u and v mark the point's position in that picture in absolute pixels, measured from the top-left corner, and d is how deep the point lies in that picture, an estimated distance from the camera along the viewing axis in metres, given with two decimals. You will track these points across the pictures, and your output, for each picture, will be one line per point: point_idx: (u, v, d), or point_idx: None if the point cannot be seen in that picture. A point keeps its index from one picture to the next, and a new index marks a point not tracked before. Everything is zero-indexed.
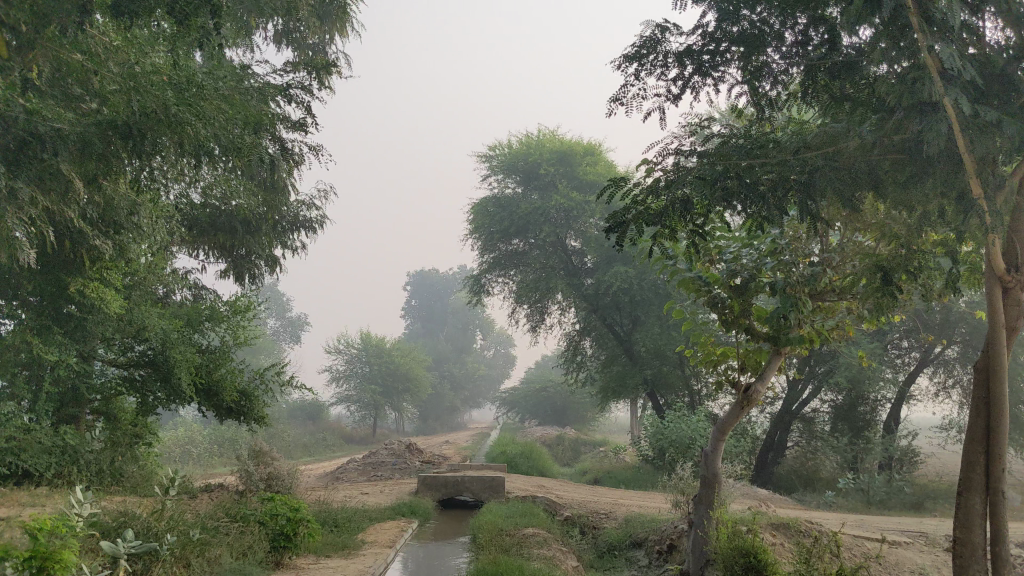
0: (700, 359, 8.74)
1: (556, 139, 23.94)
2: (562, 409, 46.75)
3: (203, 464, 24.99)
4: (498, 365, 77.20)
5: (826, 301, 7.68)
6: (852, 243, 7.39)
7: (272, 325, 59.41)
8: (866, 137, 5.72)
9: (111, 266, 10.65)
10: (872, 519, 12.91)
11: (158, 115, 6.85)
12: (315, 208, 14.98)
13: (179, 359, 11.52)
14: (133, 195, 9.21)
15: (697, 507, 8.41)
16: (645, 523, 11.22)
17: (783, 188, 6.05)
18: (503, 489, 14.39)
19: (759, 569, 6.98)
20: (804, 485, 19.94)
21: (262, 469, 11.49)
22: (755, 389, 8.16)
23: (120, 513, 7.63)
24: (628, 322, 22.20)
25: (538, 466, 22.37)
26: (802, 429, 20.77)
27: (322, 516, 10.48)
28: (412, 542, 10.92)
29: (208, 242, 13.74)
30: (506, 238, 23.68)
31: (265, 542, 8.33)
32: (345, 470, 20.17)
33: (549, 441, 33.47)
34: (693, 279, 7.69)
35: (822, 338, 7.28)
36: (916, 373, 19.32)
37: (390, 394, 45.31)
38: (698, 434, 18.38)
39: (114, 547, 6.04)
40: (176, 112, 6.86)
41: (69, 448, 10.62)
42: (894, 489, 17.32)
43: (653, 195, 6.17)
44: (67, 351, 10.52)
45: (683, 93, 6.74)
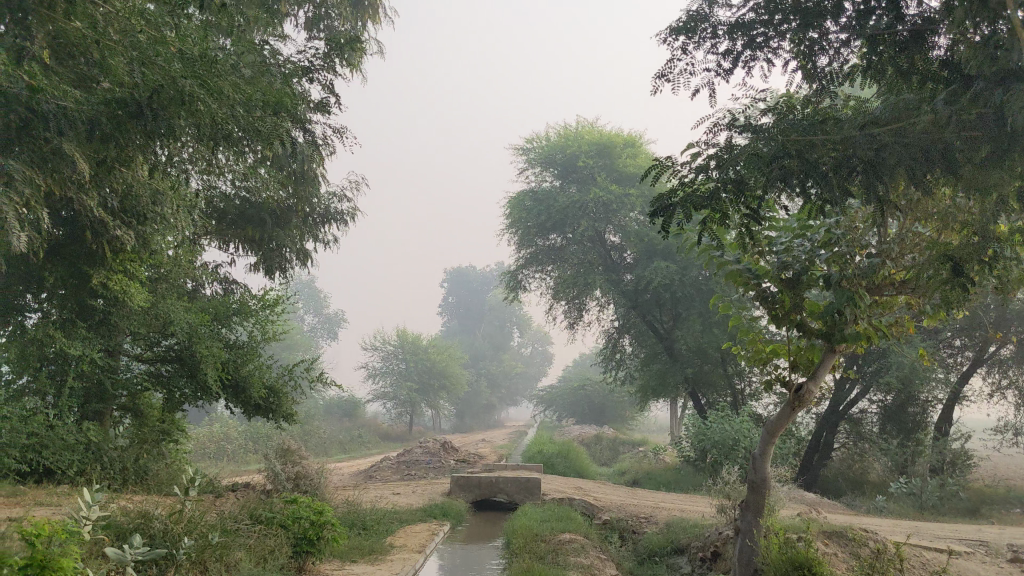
0: (748, 357, 8.19)
1: (596, 132, 23.44)
2: (601, 408, 46.12)
3: (238, 461, 24.90)
4: (536, 363, 76.76)
5: (885, 294, 7.18)
6: (912, 233, 6.97)
7: (310, 322, 59.45)
8: (941, 110, 5.14)
9: (135, 259, 10.14)
10: (927, 527, 12.21)
11: (166, 90, 6.48)
12: (347, 200, 14.61)
13: (205, 353, 11.20)
14: (156, 184, 8.91)
15: (743, 513, 7.81)
16: (687, 528, 10.67)
17: (845, 168, 5.47)
18: (539, 491, 13.89)
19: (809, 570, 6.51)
20: (852, 489, 19.21)
21: (290, 468, 11.13)
22: (806, 389, 7.55)
23: (137, 514, 7.26)
24: (669, 319, 21.64)
25: (576, 465, 21.91)
26: (849, 430, 20.03)
27: (350, 517, 10.11)
28: (443, 545, 10.49)
29: (237, 236, 13.46)
30: (543, 233, 23.24)
31: (288, 545, 7.95)
32: (379, 468, 19.88)
33: (587, 440, 32.82)
34: (740, 271, 7.26)
35: (878, 335, 6.81)
36: (970, 373, 18.53)
37: (427, 391, 44.98)
38: (741, 435, 17.78)
39: (121, 554, 5.62)
40: (185, 86, 6.49)
41: (93, 444, 10.39)
42: (949, 495, 16.56)
43: (704, 176, 5.71)
44: (90, 345, 10.28)
45: (734, 69, 6.18)
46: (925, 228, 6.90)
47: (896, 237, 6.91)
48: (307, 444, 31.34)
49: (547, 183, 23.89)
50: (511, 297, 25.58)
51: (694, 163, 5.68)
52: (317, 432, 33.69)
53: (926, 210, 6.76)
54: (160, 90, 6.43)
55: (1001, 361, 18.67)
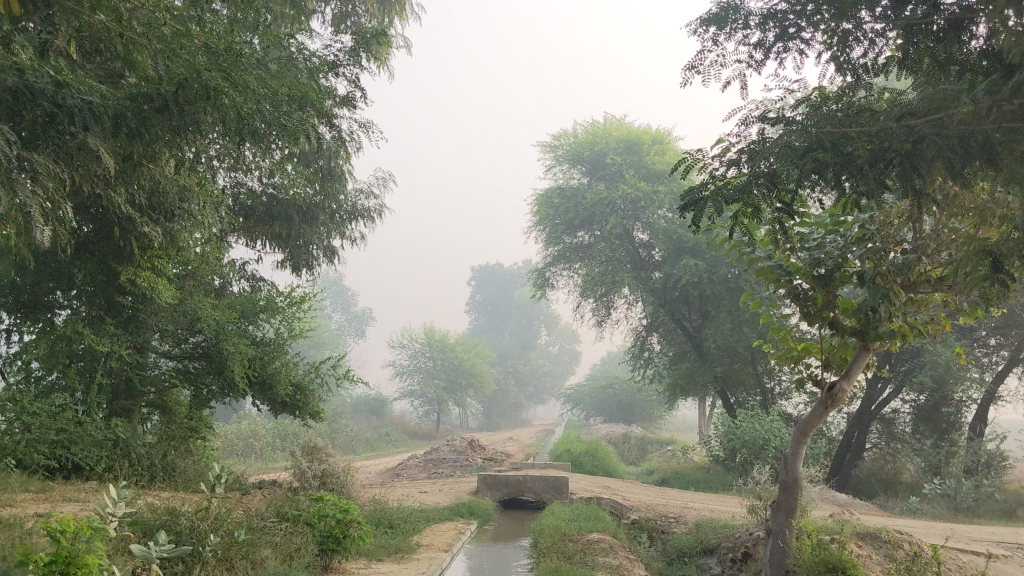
0: (779, 355, 8.04)
1: (624, 128, 23.29)
2: (629, 406, 45.90)
3: (267, 458, 25.02)
4: (564, 361, 76.62)
5: (920, 292, 7.09)
6: (948, 229, 6.82)
7: (338, 320, 59.72)
8: (981, 101, 4.90)
9: (163, 255, 10.13)
10: (963, 529, 11.98)
11: (191, 85, 6.40)
12: (374, 197, 14.58)
13: (231, 350, 11.20)
14: (183, 182, 8.91)
15: (775, 514, 7.67)
16: (717, 529, 10.53)
17: (882, 160, 5.28)
18: (567, 490, 13.77)
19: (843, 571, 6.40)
20: (884, 489, 18.92)
21: (316, 465, 11.09)
22: (839, 388, 7.40)
23: (163, 511, 7.24)
24: (698, 317, 21.47)
25: (603, 464, 21.78)
26: (881, 430, 19.73)
27: (377, 516, 10.06)
28: (470, 544, 10.41)
29: (265, 233, 13.47)
30: (571, 230, 23.14)
31: (314, 543, 7.90)
32: (407, 466, 19.88)
33: (614, 439, 32.65)
34: (771, 268, 7.13)
35: (914, 334, 6.68)
36: (1006, 372, 18.18)
37: (454, 389, 44.99)
38: (771, 435, 17.58)
39: (146, 550, 5.58)
40: (210, 78, 6.40)
41: (121, 440, 10.42)
42: (984, 497, 16.24)
43: (736, 168, 5.61)
44: (119, 342, 10.31)
45: (766, 60, 6.01)
46: (961, 224, 6.73)
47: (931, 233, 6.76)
48: (334, 441, 31.45)
49: (575, 180, 23.79)
50: (538, 296, 25.49)
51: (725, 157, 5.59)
52: (345, 429, 33.80)
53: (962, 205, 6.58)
54: (186, 85, 6.39)
55: None
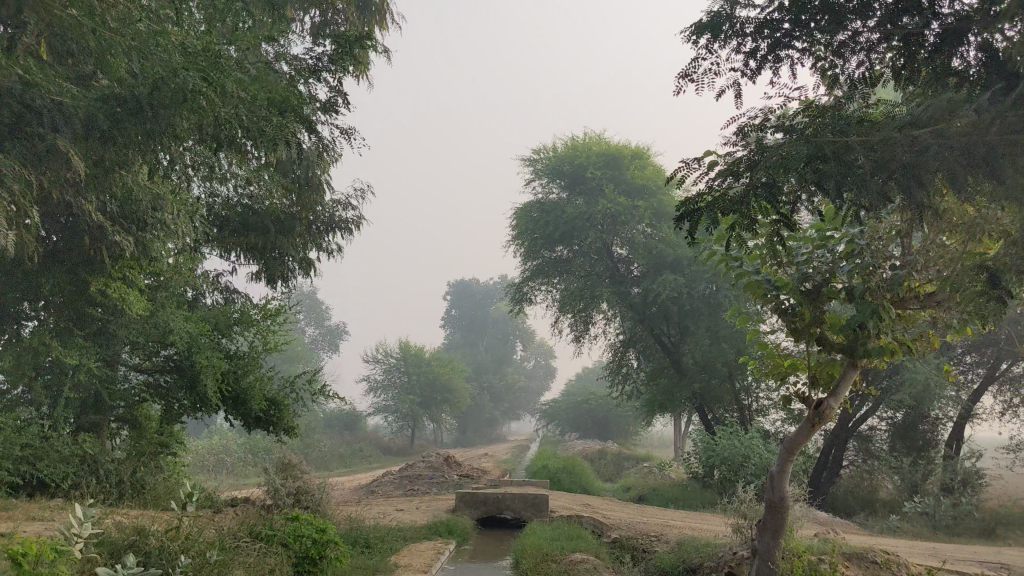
0: (766, 372, 7.86)
1: (603, 143, 23.08)
2: (604, 422, 45.79)
3: (237, 474, 24.59)
4: (538, 377, 76.52)
5: (908, 308, 6.90)
6: (936, 245, 6.69)
7: (311, 333, 59.19)
8: (986, 111, 4.84)
9: (135, 264, 9.76)
10: (946, 548, 11.89)
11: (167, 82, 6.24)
12: (352, 208, 14.30)
13: (204, 364, 10.87)
14: (155, 190, 8.68)
15: (761, 534, 7.47)
16: (699, 547, 10.35)
17: (885, 171, 5.17)
18: (546, 508, 13.54)
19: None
20: (862, 507, 18.85)
21: (291, 482, 10.82)
22: (826, 405, 7.16)
23: (132, 530, 6.96)
24: (676, 333, 21.39)
25: (581, 481, 21.56)
26: (859, 447, 19.79)
27: (353, 535, 9.83)
28: (448, 565, 10.16)
29: (239, 244, 13.18)
30: (550, 245, 22.93)
31: (288, 564, 7.62)
32: (382, 483, 19.56)
33: (590, 455, 32.43)
34: (759, 283, 6.92)
35: (903, 351, 6.52)
36: (982, 390, 18.20)
37: (429, 405, 44.60)
38: (751, 452, 17.45)
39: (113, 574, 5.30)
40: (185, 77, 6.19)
41: (88, 456, 10.14)
42: (963, 515, 16.17)
43: (733, 177, 5.35)
44: (88, 355, 9.97)
45: (761, 68, 5.83)
46: (949, 240, 6.68)
47: (920, 248, 6.70)
48: (307, 457, 31.01)
49: (554, 194, 23.60)
50: (515, 311, 25.26)
51: (713, 168, 5.31)
52: (318, 445, 33.37)
53: (951, 221, 6.52)
54: (161, 85, 6.25)
55: (1013, 378, 18.36)
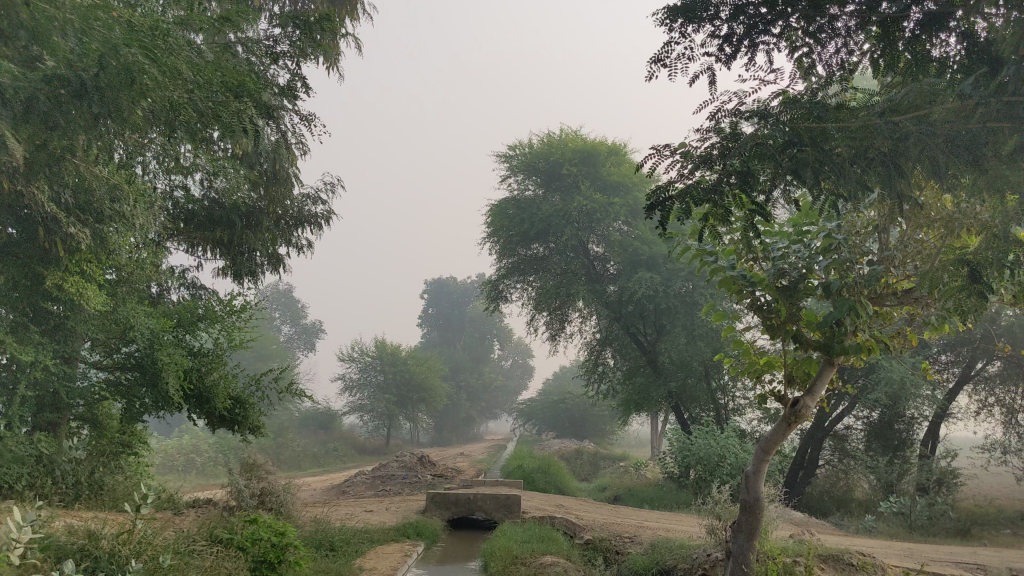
0: (741, 370, 7.65)
1: (580, 138, 22.69)
2: (580, 421, 45.61)
3: (207, 475, 24.16)
4: (515, 377, 76.60)
5: (886, 305, 6.66)
6: (914, 241, 6.58)
7: (287, 332, 58.65)
8: (969, 97, 4.68)
9: (92, 258, 9.39)
10: (924, 549, 11.74)
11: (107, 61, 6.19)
12: (321, 202, 13.98)
13: (166, 361, 10.53)
14: (112, 180, 8.43)
15: (735, 537, 7.28)
16: (673, 549, 10.16)
17: (864, 159, 4.99)
18: (518, 509, 13.29)
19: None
20: (838, 507, 18.76)
21: (254, 484, 10.53)
22: (802, 404, 6.96)
23: (82, 535, 6.65)
24: (653, 332, 21.19)
25: (556, 481, 21.32)
26: (833, 447, 19.68)
27: (316, 538, 9.59)
28: (415, 568, 9.90)
29: (203, 238, 12.84)
30: (526, 242, 22.64)
31: (246, 570, 7.26)
32: (354, 483, 19.25)
33: (567, 454, 32.24)
34: (734, 278, 6.71)
35: (880, 349, 6.33)
36: (958, 389, 18.12)
37: (405, 403, 44.23)
38: (727, 452, 17.26)
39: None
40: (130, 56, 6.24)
41: (45, 457, 9.75)
42: (938, 514, 16.05)
43: (704, 166, 5.03)
44: (44, 353, 9.68)
45: (737, 54, 5.62)
46: (927, 235, 6.55)
47: (898, 244, 6.53)
48: (280, 457, 30.67)
49: (529, 191, 23.29)
50: (491, 309, 24.98)
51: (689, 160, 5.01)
52: (292, 444, 33.04)
53: (928, 217, 6.34)
54: (106, 65, 6.20)
55: (988, 378, 18.29)
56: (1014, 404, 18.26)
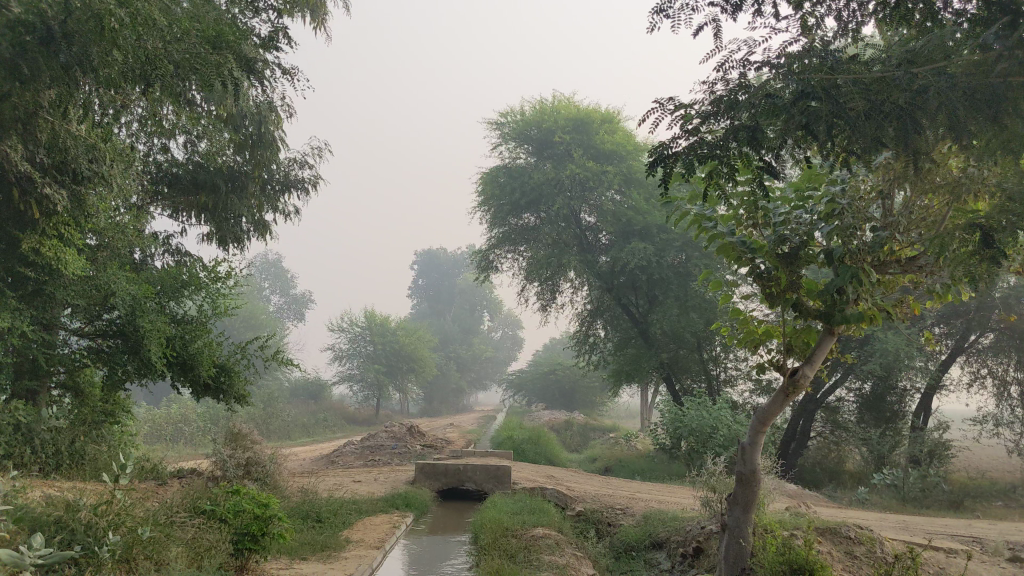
0: (739, 340, 7.40)
1: (574, 106, 22.55)
2: (571, 392, 45.51)
3: (194, 445, 23.91)
4: (505, 348, 76.59)
5: (888, 274, 6.48)
6: (919, 207, 6.31)
7: (276, 302, 58.34)
8: (991, 47, 4.42)
9: (71, 222, 8.97)
10: (917, 521, 11.61)
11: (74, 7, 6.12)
12: (308, 167, 13.66)
13: (149, 329, 10.19)
14: (90, 137, 8.20)
15: (731, 508, 7.10)
16: (666, 521, 10.01)
17: (879, 114, 4.65)
18: (508, 480, 13.12)
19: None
20: (829, 478, 18.69)
21: (240, 453, 10.30)
22: (801, 373, 6.72)
23: (60, 504, 6.41)
24: (645, 302, 21.01)
25: (547, 452, 21.18)
26: (825, 419, 19.56)
27: (303, 509, 9.39)
28: (405, 539, 9.72)
29: (187, 202, 12.52)
30: (517, 212, 22.38)
31: (227, 543, 7.05)
32: (343, 453, 19.06)
33: (557, 426, 32.12)
34: (733, 244, 6.38)
35: (882, 318, 6.09)
36: (951, 361, 17.97)
37: (394, 374, 44.04)
38: (719, 423, 17.10)
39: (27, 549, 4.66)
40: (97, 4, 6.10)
41: (23, 425, 9.43)
42: (931, 487, 15.94)
43: (710, 120, 4.90)
44: (21, 318, 9.29)
45: (743, 5, 5.34)
46: (932, 201, 6.27)
47: (902, 210, 6.26)
48: (269, 427, 30.45)
49: (521, 160, 23.00)
50: (482, 279, 24.74)
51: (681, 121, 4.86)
52: (281, 414, 32.83)
53: (934, 182, 6.06)
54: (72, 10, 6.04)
55: (981, 350, 18.17)
56: (1006, 376, 18.13)
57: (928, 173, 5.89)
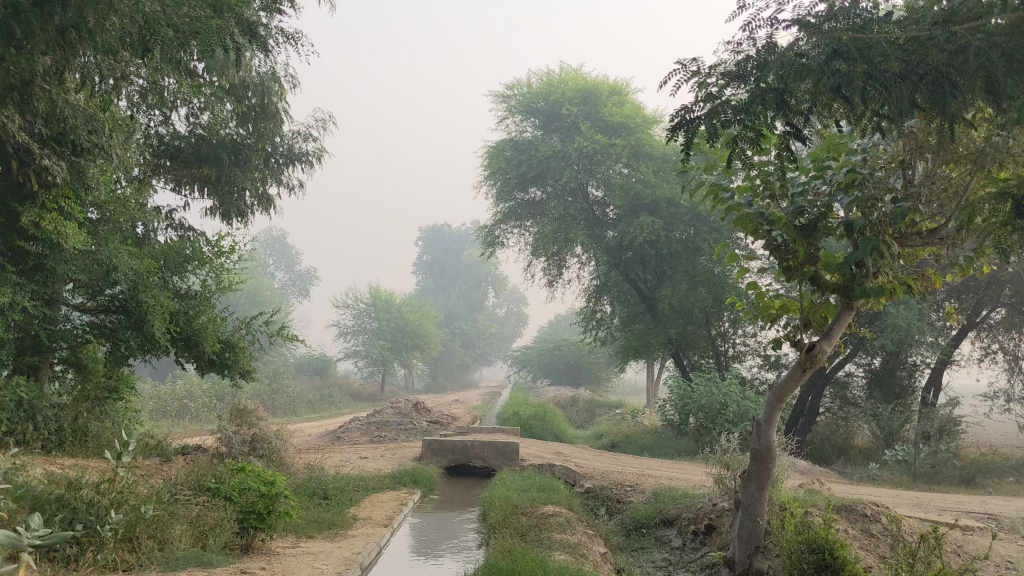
0: (754, 314, 7.15)
1: (581, 78, 22.23)
2: (576, 368, 45.31)
3: (199, 421, 23.85)
4: (510, 325, 76.44)
5: (910, 247, 6.20)
6: (942, 177, 6.06)
7: (281, 278, 58.29)
8: None
9: (71, 194, 8.79)
10: (931, 499, 11.43)
11: None
12: (313, 139, 13.43)
13: (152, 305, 10.04)
14: (88, 107, 7.99)
15: (745, 487, 6.89)
16: (677, 498, 9.86)
17: (913, 76, 4.46)
18: (516, 457, 12.97)
19: (835, 572, 5.80)
20: (838, 455, 18.53)
21: (245, 430, 10.15)
22: (818, 348, 6.50)
23: (61, 482, 6.26)
24: (654, 278, 20.86)
25: (552, 428, 21.07)
26: (834, 395, 19.40)
27: (310, 486, 9.26)
28: (412, 517, 9.60)
29: (189, 176, 12.32)
30: (523, 186, 22.17)
31: (230, 522, 6.89)
32: (349, 429, 18.97)
33: (562, 401, 31.98)
34: (750, 216, 6.15)
35: (903, 292, 5.89)
36: (962, 336, 17.74)
37: (399, 350, 44.01)
38: (729, 399, 16.93)
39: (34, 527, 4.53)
40: None
41: (25, 402, 9.26)
42: (942, 462, 15.78)
43: (736, 84, 4.69)
44: (22, 293, 9.11)
45: None
46: (956, 170, 6.04)
47: (923, 180, 5.99)
48: (274, 403, 30.36)
49: (528, 133, 22.78)
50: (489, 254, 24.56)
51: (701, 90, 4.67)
52: (286, 390, 32.75)
53: (957, 152, 5.78)
54: None
55: (993, 325, 17.93)
56: (1018, 351, 17.91)
57: (953, 141, 5.67)
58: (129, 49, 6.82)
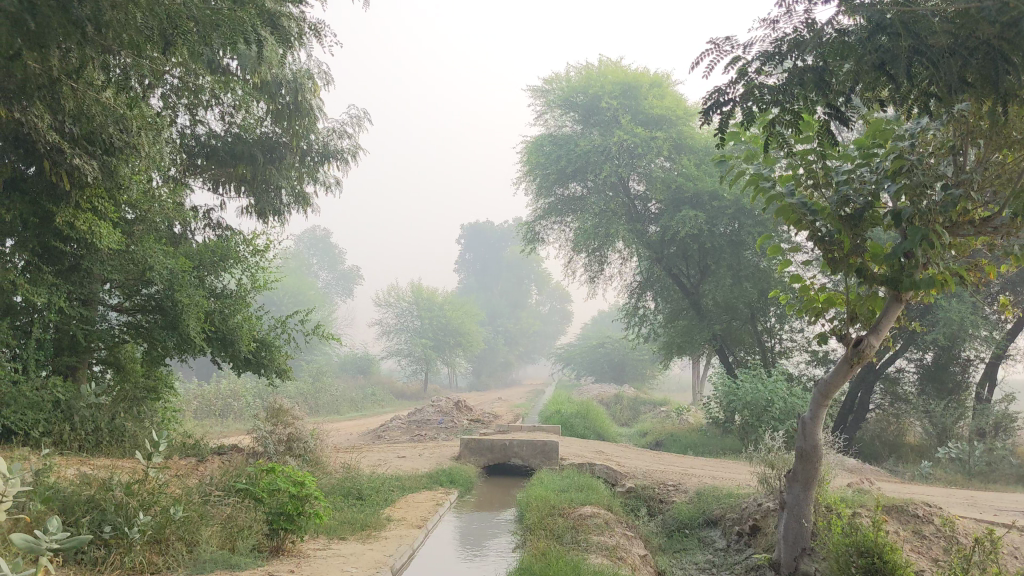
0: (798, 307, 6.85)
1: (621, 71, 21.95)
2: (620, 364, 44.94)
3: (243, 420, 23.95)
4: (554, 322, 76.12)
5: (962, 236, 5.87)
6: (996, 162, 5.72)
7: (324, 278, 58.60)
8: None
9: (104, 193, 8.76)
10: (986, 498, 11.01)
11: None
12: (348, 136, 13.32)
13: (186, 305, 10.01)
14: (118, 105, 7.94)
15: (790, 487, 6.62)
16: (721, 498, 9.58)
17: (961, 53, 4.19)
18: (556, 456, 12.76)
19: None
20: (889, 452, 18.04)
21: (281, 430, 10.08)
22: (866, 342, 6.18)
23: (91, 482, 6.20)
24: (697, 273, 20.51)
25: (595, 426, 20.82)
26: (884, 390, 18.90)
27: (345, 486, 9.14)
28: (449, 517, 9.44)
29: (224, 174, 12.29)
30: (563, 181, 21.95)
31: (260, 523, 6.78)
32: (389, 427, 18.89)
33: (606, 399, 31.64)
34: (793, 207, 5.87)
35: (955, 284, 5.57)
36: (1018, 330, 17.18)
37: (442, 347, 44.08)
38: (775, 396, 16.55)
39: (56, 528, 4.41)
40: None
41: (62, 402, 9.21)
42: (998, 460, 15.26)
43: (770, 63, 4.46)
44: (59, 293, 9.11)
45: None
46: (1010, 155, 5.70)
47: (975, 167, 5.65)
48: (317, 402, 30.43)
49: (567, 127, 22.58)
50: (530, 250, 24.38)
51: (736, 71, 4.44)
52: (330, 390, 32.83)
53: (1010, 136, 5.45)
54: None
55: None
56: None
57: (1007, 123, 5.34)
58: (153, 45, 6.77)
